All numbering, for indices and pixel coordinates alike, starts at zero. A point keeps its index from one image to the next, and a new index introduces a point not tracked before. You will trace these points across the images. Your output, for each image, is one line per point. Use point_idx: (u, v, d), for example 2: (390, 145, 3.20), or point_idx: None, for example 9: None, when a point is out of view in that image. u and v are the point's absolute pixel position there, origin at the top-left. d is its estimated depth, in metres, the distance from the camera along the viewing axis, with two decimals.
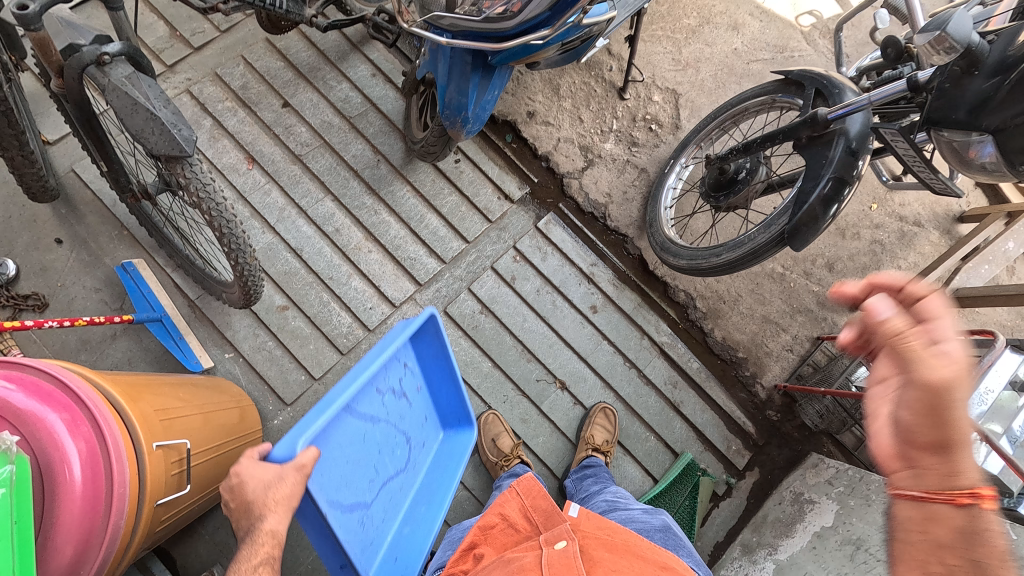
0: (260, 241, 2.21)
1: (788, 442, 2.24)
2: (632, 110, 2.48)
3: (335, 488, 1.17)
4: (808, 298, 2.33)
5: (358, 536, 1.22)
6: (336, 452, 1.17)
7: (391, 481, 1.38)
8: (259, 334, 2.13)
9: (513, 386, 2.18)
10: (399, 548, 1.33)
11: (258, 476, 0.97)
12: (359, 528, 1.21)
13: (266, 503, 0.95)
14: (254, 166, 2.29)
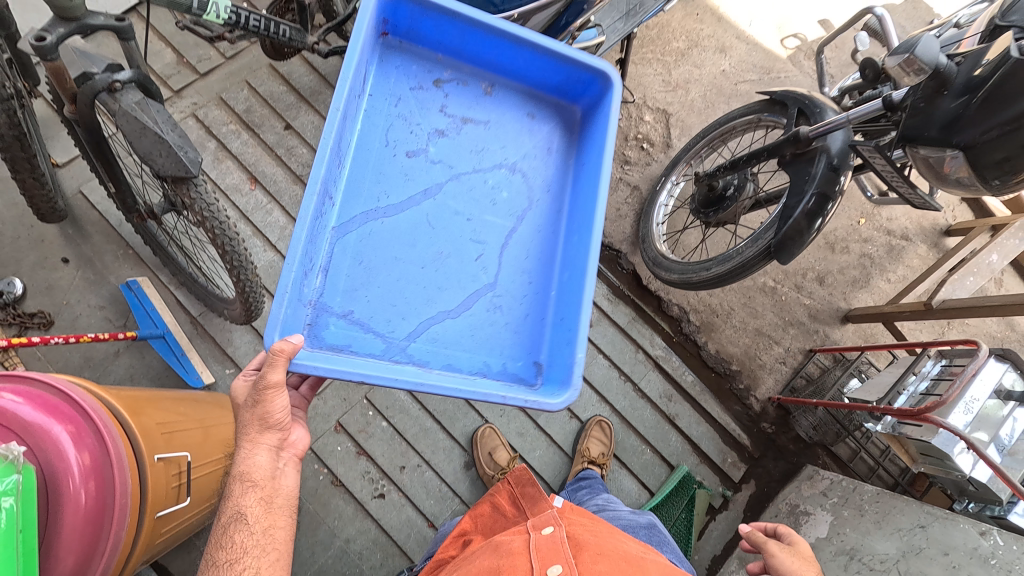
0: (262, 259, 2.26)
1: (783, 455, 2.25)
2: (623, 130, 2.55)
3: (398, 315, 1.25)
4: (800, 311, 2.37)
5: (467, 342, 1.27)
6: (384, 271, 1.26)
7: (489, 213, 1.36)
8: (259, 350, 2.17)
9: (509, 400, 2.20)
10: (563, 336, 1.27)
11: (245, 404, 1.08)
12: (467, 333, 1.27)
13: (252, 440, 1.03)
14: (256, 186, 2.36)
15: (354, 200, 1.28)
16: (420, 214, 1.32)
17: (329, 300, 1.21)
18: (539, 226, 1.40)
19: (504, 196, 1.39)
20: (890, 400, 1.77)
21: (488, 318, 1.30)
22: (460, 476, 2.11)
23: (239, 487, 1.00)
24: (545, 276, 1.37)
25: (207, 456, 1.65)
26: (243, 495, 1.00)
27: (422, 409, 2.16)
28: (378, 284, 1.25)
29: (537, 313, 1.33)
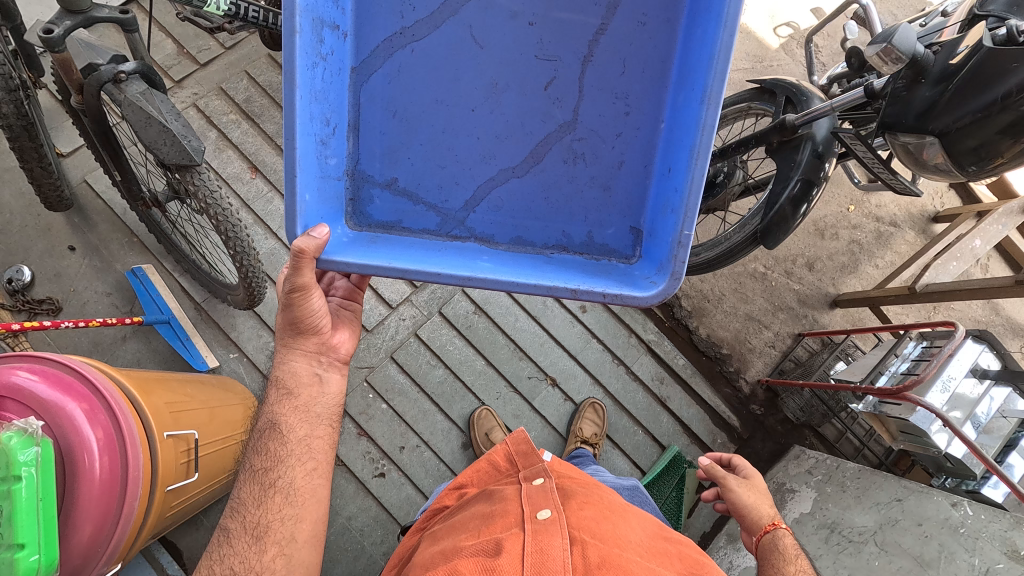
0: (263, 247, 2.31)
1: (772, 436, 2.31)
2: None
3: (453, 174, 1.29)
4: (789, 296, 2.42)
5: (541, 203, 1.30)
6: (427, 125, 1.28)
7: (557, 14, 1.24)
8: (262, 335, 2.23)
9: (505, 383, 2.27)
10: (670, 183, 1.20)
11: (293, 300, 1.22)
12: (538, 196, 1.30)
13: (288, 349, 1.21)
14: (257, 175, 2.41)
15: (376, 34, 1.25)
16: (457, 49, 1.26)
17: (376, 168, 1.29)
18: (627, 36, 1.24)
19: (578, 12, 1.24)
20: (872, 380, 1.83)
21: (567, 173, 1.29)
22: (458, 456, 2.18)
23: (276, 397, 1.19)
24: (650, 99, 1.25)
25: (213, 435, 1.71)
26: (279, 406, 1.18)
27: (421, 392, 2.23)
28: (423, 147, 1.28)
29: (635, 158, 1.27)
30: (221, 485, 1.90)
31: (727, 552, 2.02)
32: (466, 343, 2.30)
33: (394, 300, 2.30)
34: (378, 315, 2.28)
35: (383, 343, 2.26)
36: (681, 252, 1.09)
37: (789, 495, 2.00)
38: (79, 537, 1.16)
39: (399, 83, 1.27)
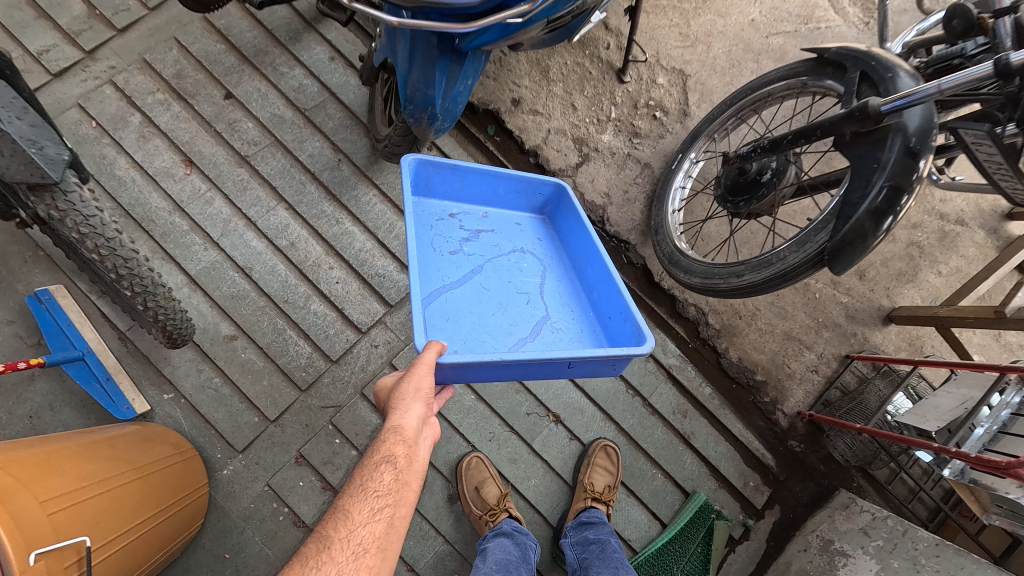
0: (201, 260, 1.89)
1: (812, 476, 1.98)
2: (632, 95, 2.14)
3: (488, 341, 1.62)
4: (836, 310, 2.04)
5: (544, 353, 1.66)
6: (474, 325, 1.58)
7: (516, 271, 1.81)
8: (203, 370, 1.83)
9: (500, 422, 1.90)
10: (615, 325, 1.68)
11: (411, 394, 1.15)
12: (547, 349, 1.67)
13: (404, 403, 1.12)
14: (192, 170, 1.96)
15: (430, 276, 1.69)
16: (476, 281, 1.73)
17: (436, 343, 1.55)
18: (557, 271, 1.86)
19: (524, 267, 1.82)
20: (958, 437, 1.45)
21: (558, 338, 1.70)
22: (444, 511, 1.82)
23: (390, 440, 1.08)
24: (581, 305, 1.79)
25: (126, 523, 1.28)
26: (392, 446, 1.07)
27: None
28: (466, 325, 1.63)
29: (586, 320, 1.76)
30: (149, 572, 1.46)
31: None
32: None
33: (363, 324, 1.92)
34: (345, 342, 1.90)
35: (351, 377, 1.88)
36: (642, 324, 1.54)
37: (840, 560, 1.67)
38: None
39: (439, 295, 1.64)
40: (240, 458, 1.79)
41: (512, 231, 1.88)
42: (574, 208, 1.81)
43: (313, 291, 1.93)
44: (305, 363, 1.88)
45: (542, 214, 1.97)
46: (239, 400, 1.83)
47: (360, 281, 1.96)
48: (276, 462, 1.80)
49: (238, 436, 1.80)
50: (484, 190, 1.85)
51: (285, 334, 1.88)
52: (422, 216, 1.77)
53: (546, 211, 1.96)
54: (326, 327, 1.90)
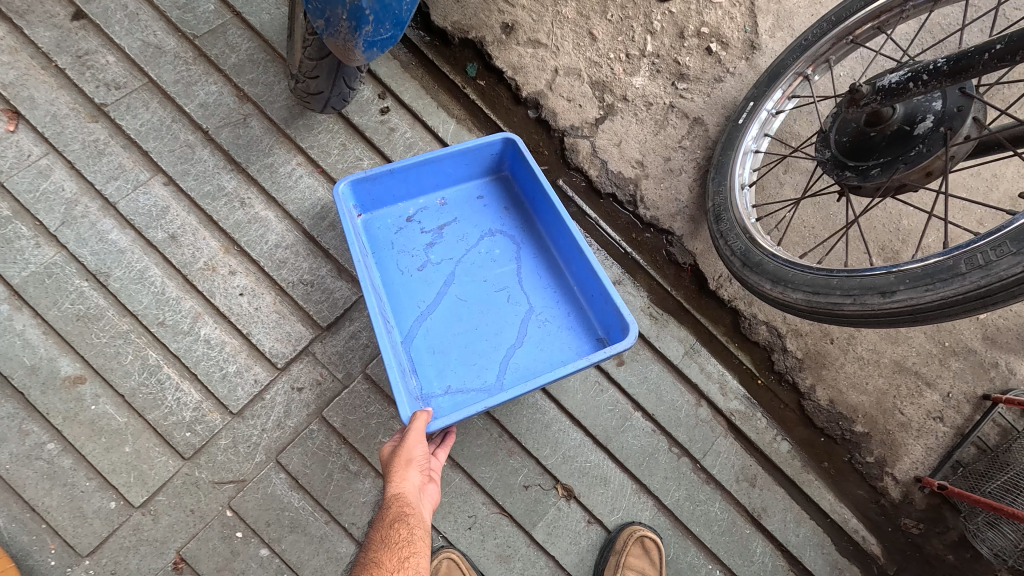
0: (31, 262, 1.25)
1: (936, 571, 1.37)
2: (676, 18, 1.48)
3: (484, 368, 1.21)
4: (969, 330, 1.42)
5: (540, 355, 1.23)
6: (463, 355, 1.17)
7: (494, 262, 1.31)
8: (29, 431, 1.20)
9: (484, 501, 1.28)
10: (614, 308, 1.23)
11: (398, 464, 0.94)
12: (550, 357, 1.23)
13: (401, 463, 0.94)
14: (20, 126, 1.30)
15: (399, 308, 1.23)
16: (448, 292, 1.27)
17: (430, 390, 1.17)
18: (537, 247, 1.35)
19: (498, 253, 1.32)
20: None
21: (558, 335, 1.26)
22: None
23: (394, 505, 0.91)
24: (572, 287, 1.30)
25: None
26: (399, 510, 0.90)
27: (333, 523, 1.24)
28: (453, 354, 1.21)
29: (575, 293, 1.29)
30: None
31: None
32: None
33: (280, 355, 1.28)
34: (252, 384, 1.27)
35: (260, 437, 1.25)
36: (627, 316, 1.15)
37: None
38: None
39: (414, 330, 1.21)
40: (84, 567, 1.17)
41: (476, 209, 1.37)
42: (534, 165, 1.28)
43: (204, 307, 1.28)
44: (189, 416, 1.25)
45: (501, 171, 1.40)
46: (86, 476, 1.20)
47: (275, 292, 1.31)
48: (142, 570, 1.18)
49: (83, 533, 1.18)
50: (430, 176, 1.32)
51: (159, 374, 1.25)
52: (374, 240, 1.29)
53: (506, 166, 1.39)
54: (222, 362, 1.27)
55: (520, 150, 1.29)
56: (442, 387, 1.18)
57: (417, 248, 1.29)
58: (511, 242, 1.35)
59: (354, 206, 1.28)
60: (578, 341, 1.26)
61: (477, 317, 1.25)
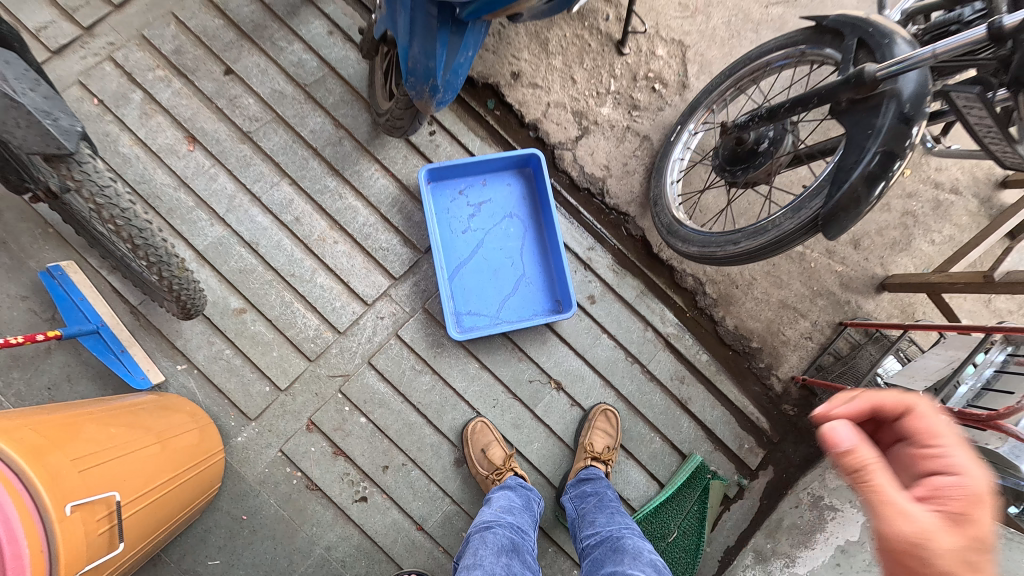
0: (208, 236, 1.93)
1: (805, 439, 2.06)
2: (632, 67, 2.14)
3: (490, 302, 1.99)
4: (830, 279, 2.09)
5: (525, 301, 2.02)
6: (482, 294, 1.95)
7: (509, 234, 2.05)
8: (214, 343, 1.88)
9: (503, 389, 1.97)
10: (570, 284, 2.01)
11: None
12: (533, 303, 2.02)
13: None
14: (196, 146, 1.97)
15: (448, 254, 1.99)
16: (479, 250, 2.02)
17: (460, 307, 1.97)
18: (537, 227, 2.08)
19: (511, 230, 2.06)
20: (944, 394, 1.50)
21: (539, 290, 2.04)
22: (451, 474, 1.91)
23: None
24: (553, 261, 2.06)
25: (156, 476, 1.43)
26: None
27: (406, 402, 1.93)
28: (476, 290, 1.99)
29: (553, 267, 2.06)
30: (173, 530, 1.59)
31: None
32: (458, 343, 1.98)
33: (369, 296, 1.96)
34: (352, 314, 1.95)
35: (358, 347, 1.94)
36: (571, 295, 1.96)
37: (829, 514, 1.76)
38: None
39: (455, 270, 1.98)
40: (253, 426, 1.86)
41: (504, 194, 2.08)
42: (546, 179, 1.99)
43: (319, 265, 1.96)
44: (313, 335, 1.93)
45: (525, 169, 2.10)
46: (250, 371, 1.88)
47: (364, 255, 1.99)
48: (289, 429, 1.87)
49: (251, 406, 1.87)
50: (481, 167, 2.03)
51: (292, 307, 1.93)
52: (437, 204, 2.02)
53: (530, 169, 2.09)
54: (332, 300, 1.95)
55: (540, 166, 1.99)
56: (467, 308, 1.98)
57: (463, 215, 2.03)
58: (522, 223, 2.08)
59: (427, 178, 2.00)
60: (545, 298, 2.05)
61: (494, 269, 2.01)
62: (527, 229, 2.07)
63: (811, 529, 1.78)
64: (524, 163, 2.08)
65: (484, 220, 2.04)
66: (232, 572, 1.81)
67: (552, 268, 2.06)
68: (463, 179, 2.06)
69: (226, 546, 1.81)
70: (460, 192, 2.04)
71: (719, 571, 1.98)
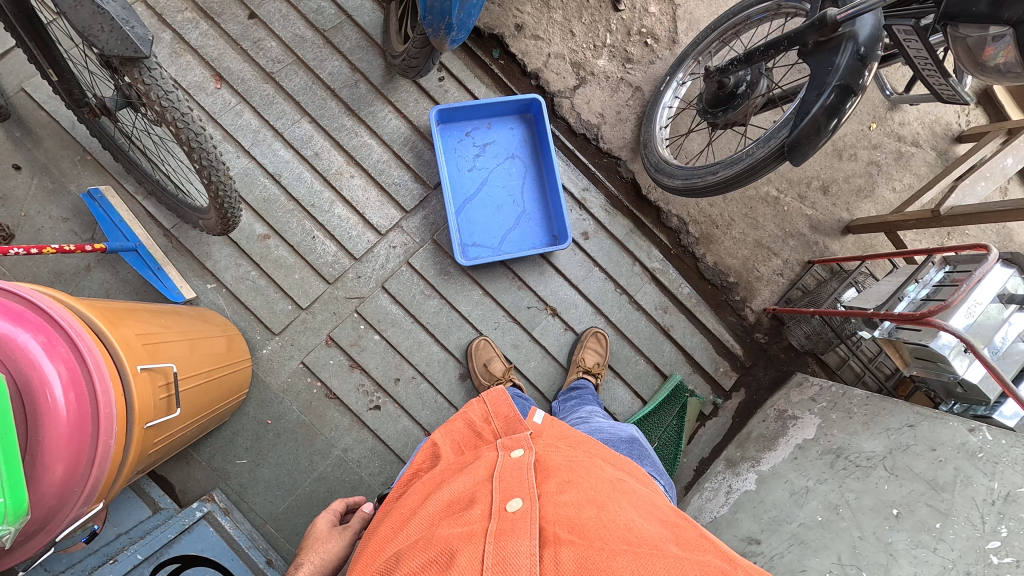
0: (234, 166, 2.09)
1: (774, 364, 2.32)
2: (626, 23, 2.33)
3: (494, 235, 2.20)
4: (801, 221, 2.31)
5: (524, 235, 2.23)
6: None
7: (511, 175, 2.26)
8: (240, 264, 2.06)
9: (504, 313, 2.18)
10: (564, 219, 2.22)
11: (322, 548, 1.06)
12: (530, 236, 2.24)
13: (323, 540, 1.08)
14: (222, 85, 2.12)
15: (456, 190, 2.19)
16: (483, 187, 2.22)
17: (467, 239, 2.17)
18: (536, 168, 2.29)
19: (513, 170, 2.27)
20: (888, 306, 1.73)
21: (538, 225, 2.25)
22: (455, 387, 2.12)
23: (308, 556, 1.04)
24: (550, 198, 2.27)
25: (196, 367, 1.57)
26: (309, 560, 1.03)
27: (416, 322, 2.13)
28: (480, 223, 2.19)
29: (550, 205, 2.26)
30: (208, 423, 1.77)
31: (726, 476, 2.03)
32: (463, 271, 2.18)
33: (383, 227, 2.16)
34: (366, 243, 2.14)
35: (373, 273, 2.13)
36: (568, 228, 2.17)
37: (791, 421, 1.99)
38: (50, 480, 0.96)
39: (463, 206, 2.18)
40: (277, 340, 2.05)
41: (507, 137, 2.28)
42: (546, 120, 2.18)
43: (336, 197, 2.14)
44: (331, 260, 2.12)
45: (527, 115, 2.29)
46: (274, 290, 2.07)
47: (378, 189, 2.17)
48: (309, 343, 2.07)
49: (275, 321, 2.06)
50: (485, 110, 2.22)
51: (313, 235, 2.11)
52: (446, 144, 2.21)
53: (530, 112, 2.28)
54: (349, 230, 2.14)
55: (541, 107, 2.18)
56: (472, 240, 2.18)
57: (469, 155, 2.22)
58: (523, 163, 2.28)
59: (437, 120, 2.18)
60: (543, 234, 2.26)
61: (497, 206, 2.22)
62: (527, 170, 2.27)
63: (775, 435, 2.00)
64: (525, 109, 2.27)
65: (488, 160, 2.25)
66: (258, 469, 1.98)
67: (550, 205, 2.26)
68: (469, 122, 2.26)
69: (252, 447, 1.98)
70: (467, 134, 2.24)
71: (695, 478, 2.22)
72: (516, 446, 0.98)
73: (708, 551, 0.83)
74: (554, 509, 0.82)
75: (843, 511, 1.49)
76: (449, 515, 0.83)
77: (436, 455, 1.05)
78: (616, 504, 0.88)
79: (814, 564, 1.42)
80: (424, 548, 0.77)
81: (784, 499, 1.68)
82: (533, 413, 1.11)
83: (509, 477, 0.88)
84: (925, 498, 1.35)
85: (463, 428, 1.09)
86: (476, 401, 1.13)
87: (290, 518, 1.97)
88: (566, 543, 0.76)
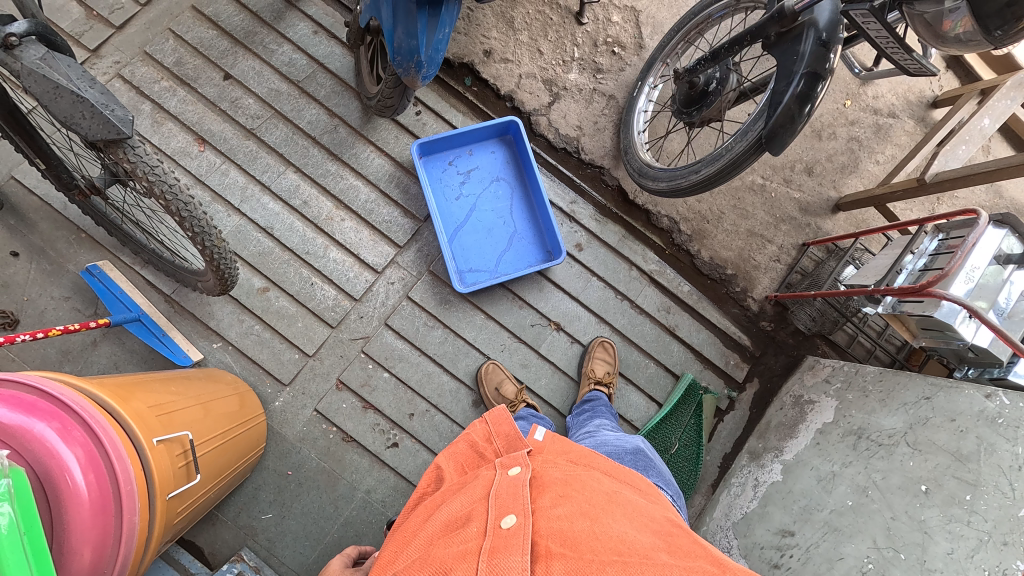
0: (226, 225, 2.11)
1: (784, 350, 2.32)
2: (592, 34, 2.37)
3: (489, 259, 2.22)
4: (790, 205, 2.32)
5: (518, 255, 2.25)
6: None
7: (499, 198, 2.29)
8: (244, 320, 2.08)
9: (508, 334, 2.19)
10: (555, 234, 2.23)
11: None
12: (525, 255, 2.25)
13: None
14: (206, 147, 2.16)
15: (446, 220, 2.21)
16: (472, 214, 2.25)
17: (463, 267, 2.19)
18: (522, 187, 2.31)
19: (500, 193, 2.29)
20: (888, 281, 1.73)
21: (532, 243, 2.27)
22: (470, 414, 2.12)
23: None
24: (541, 216, 2.28)
25: (211, 430, 1.57)
26: None
27: (423, 355, 2.14)
28: (473, 248, 2.21)
29: (541, 222, 2.28)
30: (229, 482, 1.77)
31: (751, 470, 2.01)
32: (463, 298, 2.19)
33: (378, 265, 2.17)
34: (364, 283, 2.16)
35: (374, 311, 2.15)
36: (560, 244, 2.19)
37: (808, 407, 1.98)
38: (79, 565, 0.97)
39: (455, 234, 2.21)
40: (288, 391, 2.06)
41: (489, 161, 2.31)
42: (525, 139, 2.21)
43: (329, 241, 2.17)
44: (332, 304, 2.13)
45: (506, 136, 2.32)
46: (279, 341, 2.08)
47: (369, 228, 2.20)
48: (320, 389, 2.08)
49: (284, 372, 2.07)
50: (465, 138, 2.25)
51: (311, 282, 2.13)
52: (430, 175, 2.24)
53: (509, 134, 2.31)
54: (346, 272, 2.16)
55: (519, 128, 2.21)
56: (468, 266, 2.20)
57: (454, 183, 2.25)
58: (509, 185, 2.30)
59: (420, 153, 2.22)
60: (538, 251, 2.27)
61: (489, 230, 2.24)
62: (513, 191, 2.30)
63: (794, 422, 1.99)
64: (504, 131, 2.30)
65: (473, 185, 2.28)
66: (285, 522, 1.97)
67: (540, 223, 2.29)
68: (451, 151, 2.29)
69: (276, 501, 1.98)
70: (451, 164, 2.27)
71: (721, 475, 2.20)
72: (513, 464, 0.97)
73: (699, 557, 0.83)
74: (547, 524, 0.83)
75: (872, 493, 1.48)
76: (445, 535, 0.84)
77: (440, 478, 1.06)
78: (610, 515, 0.87)
79: (851, 551, 1.41)
80: (422, 568, 0.79)
81: (812, 487, 1.66)
82: (533, 430, 1.11)
83: (504, 495, 0.87)
84: (952, 470, 1.34)
85: (466, 448, 1.08)
86: (478, 421, 1.11)
87: (321, 567, 1.96)
88: (557, 557, 0.76)
